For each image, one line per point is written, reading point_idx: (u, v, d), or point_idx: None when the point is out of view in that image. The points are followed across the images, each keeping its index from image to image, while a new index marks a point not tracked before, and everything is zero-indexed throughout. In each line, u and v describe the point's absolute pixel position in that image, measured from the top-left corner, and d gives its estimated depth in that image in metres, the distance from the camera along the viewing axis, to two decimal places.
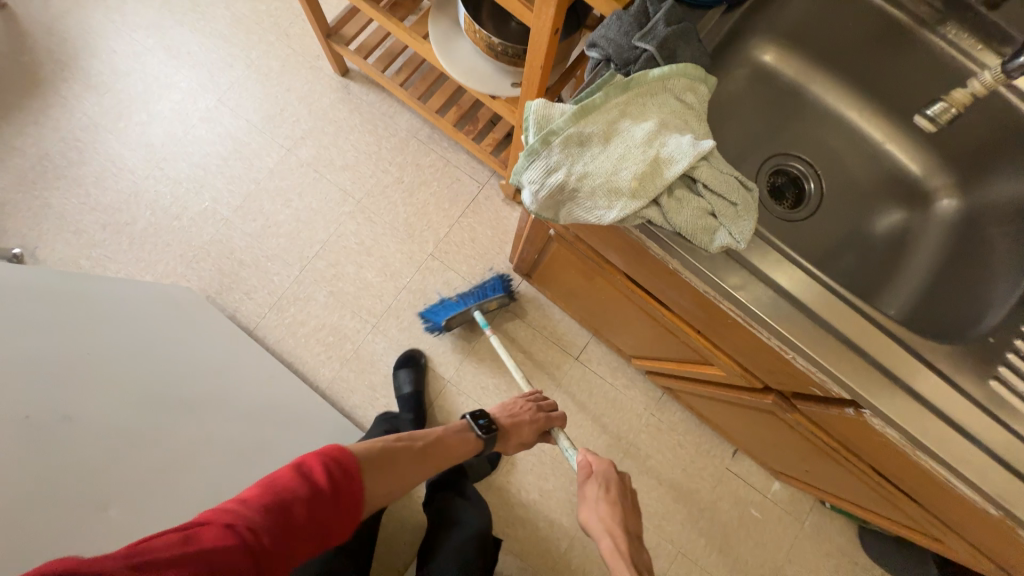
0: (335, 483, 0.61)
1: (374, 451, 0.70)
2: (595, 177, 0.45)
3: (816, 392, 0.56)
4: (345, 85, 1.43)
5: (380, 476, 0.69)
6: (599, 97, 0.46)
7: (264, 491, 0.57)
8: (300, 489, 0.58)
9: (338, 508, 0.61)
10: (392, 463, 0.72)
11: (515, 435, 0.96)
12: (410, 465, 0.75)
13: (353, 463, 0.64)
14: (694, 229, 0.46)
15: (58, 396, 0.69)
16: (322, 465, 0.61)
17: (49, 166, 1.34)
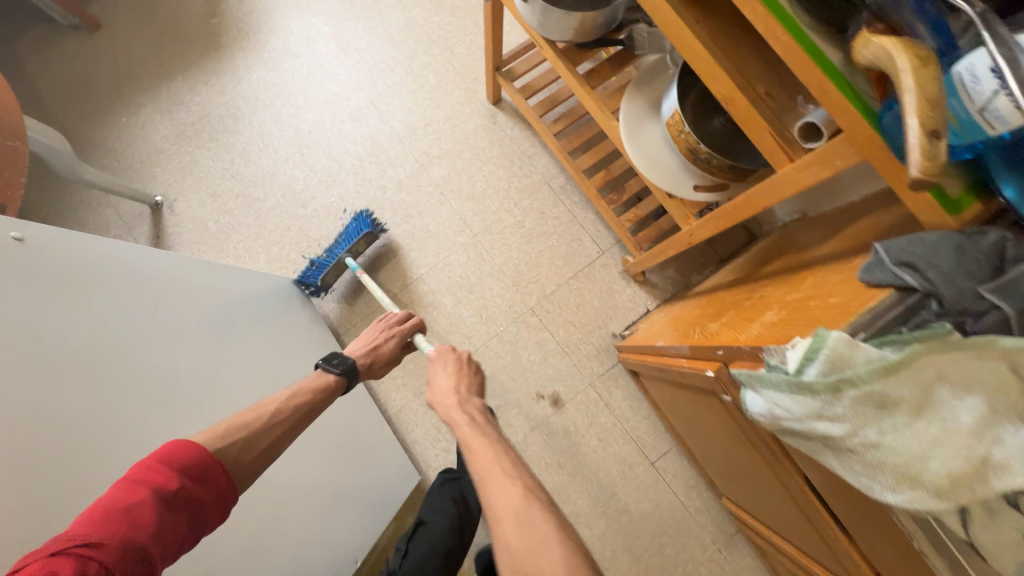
0: (185, 484, 0.57)
1: (218, 433, 0.64)
2: (890, 454, 0.36)
3: None
4: (493, 114, 1.39)
5: (236, 452, 0.64)
6: (919, 351, 0.36)
7: (90, 513, 0.51)
8: (143, 500, 0.53)
9: (201, 496, 0.58)
10: (255, 438, 0.67)
11: (377, 358, 0.94)
12: (268, 432, 0.68)
13: (202, 453, 0.60)
14: (1002, 554, 0.35)
15: (184, 431, 0.68)
16: (163, 470, 0.56)
17: (206, 126, 1.40)
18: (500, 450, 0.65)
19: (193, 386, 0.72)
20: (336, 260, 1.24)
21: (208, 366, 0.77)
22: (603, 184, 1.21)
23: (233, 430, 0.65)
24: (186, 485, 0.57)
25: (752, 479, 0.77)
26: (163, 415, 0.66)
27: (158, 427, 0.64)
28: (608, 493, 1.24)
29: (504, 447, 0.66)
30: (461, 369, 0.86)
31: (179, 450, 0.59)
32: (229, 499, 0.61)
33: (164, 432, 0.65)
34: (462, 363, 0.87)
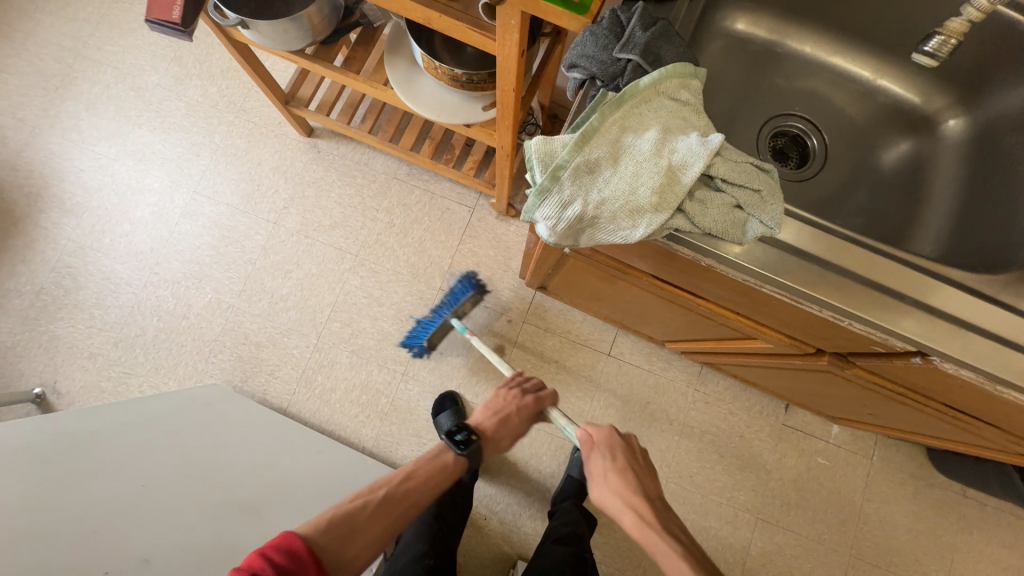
0: None
1: (324, 534, 0.64)
2: (613, 202, 0.44)
3: (877, 349, 0.54)
4: (313, 145, 1.42)
5: (333, 549, 0.64)
6: (596, 120, 0.45)
7: None
8: None
9: None
10: (354, 521, 0.67)
11: (504, 431, 0.89)
12: (373, 524, 0.68)
13: (297, 548, 0.59)
14: (724, 227, 0.45)
15: (117, 545, 0.67)
16: (263, 559, 0.56)
17: (48, 299, 1.33)
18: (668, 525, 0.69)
19: (118, 507, 0.71)
20: (439, 323, 1.30)
21: (135, 482, 0.76)
22: (433, 151, 1.28)
23: (332, 515, 0.67)
24: None
25: (650, 306, 0.86)
26: (95, 543, 0.66)
27: (101, 549, 0.65)
28: (588, 400, 1.33)
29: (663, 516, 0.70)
30: (618, 466, 0.77)
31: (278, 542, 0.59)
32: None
33: (97, 553, 0.65)
34: (632, 451, 0.80)
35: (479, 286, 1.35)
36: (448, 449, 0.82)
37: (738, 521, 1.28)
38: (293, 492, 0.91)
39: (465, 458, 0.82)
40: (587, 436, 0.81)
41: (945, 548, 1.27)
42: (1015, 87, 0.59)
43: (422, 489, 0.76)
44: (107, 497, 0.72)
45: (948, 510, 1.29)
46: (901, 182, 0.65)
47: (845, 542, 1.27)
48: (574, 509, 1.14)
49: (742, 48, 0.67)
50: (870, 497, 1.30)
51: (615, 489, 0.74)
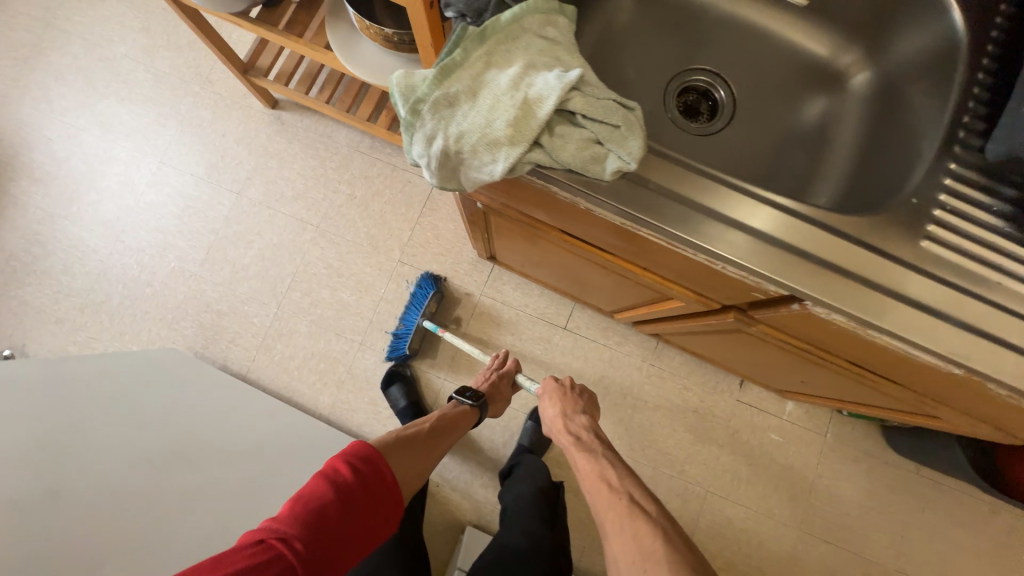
0: (361, 477, 0.68)
1: (392, 453, 0.75)
2: (471, 135, 0.45)
3: (759, 297, 0.55)
4: (277, 117, 1.43)
5: (399, 467, 0.75)
6: (458, 55, 0.45)
7: (293, 504, 0.62)
8: (331, 493, 0.64)
9: (370, 498, 0.67)
10: (409, 446, 0.79)
11: (495, 393, 1.03)
12: (424, 447, 0.81)
13: (372, 454, 0.71)
14: (583, 161, 0.45)
15: (33, 479, 0.70)
16: (346, 465, 0.68)
17: (17, 264, 1.37)
18: (607, 466, 0.72)
19: (43, 444, 0.75)
20: (415, 327, 1.30)
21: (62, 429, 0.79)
22: (391, 123, 1.29)
23: (392, 441, 0.77)
24: (356, 485, 0.66)
25: (578, 270, 0.87)
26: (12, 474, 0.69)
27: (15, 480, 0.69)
28: (543, 373, 1.34)
29: (606, 457, 0.73)
30: (570, 401, 0.86)
31: (357, 454, 0.70)
32: (393, 510, 0.70)
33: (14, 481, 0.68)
34: (571, 390, 0.90)
35: (441, 281, 1.34)
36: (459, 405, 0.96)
37: (688, 494, 1.29)
38: (227, 451, 0.94)
39: (477, 411, 0.97)
40: (547, 383, 0.91)
41: (895, 525, 1.27)
42: (916, 32, 0.58)
43: (447, 431, 0.88)
44: (40, 434, 0.76)
45: (901, 487, 1.29)
46: (808, 137, 0.64)
47: (795, 517, 1.28)
48: (537, 471, 1.13)
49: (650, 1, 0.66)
50: (822, 474, 1.30)
51: (556, 417, 0.84)
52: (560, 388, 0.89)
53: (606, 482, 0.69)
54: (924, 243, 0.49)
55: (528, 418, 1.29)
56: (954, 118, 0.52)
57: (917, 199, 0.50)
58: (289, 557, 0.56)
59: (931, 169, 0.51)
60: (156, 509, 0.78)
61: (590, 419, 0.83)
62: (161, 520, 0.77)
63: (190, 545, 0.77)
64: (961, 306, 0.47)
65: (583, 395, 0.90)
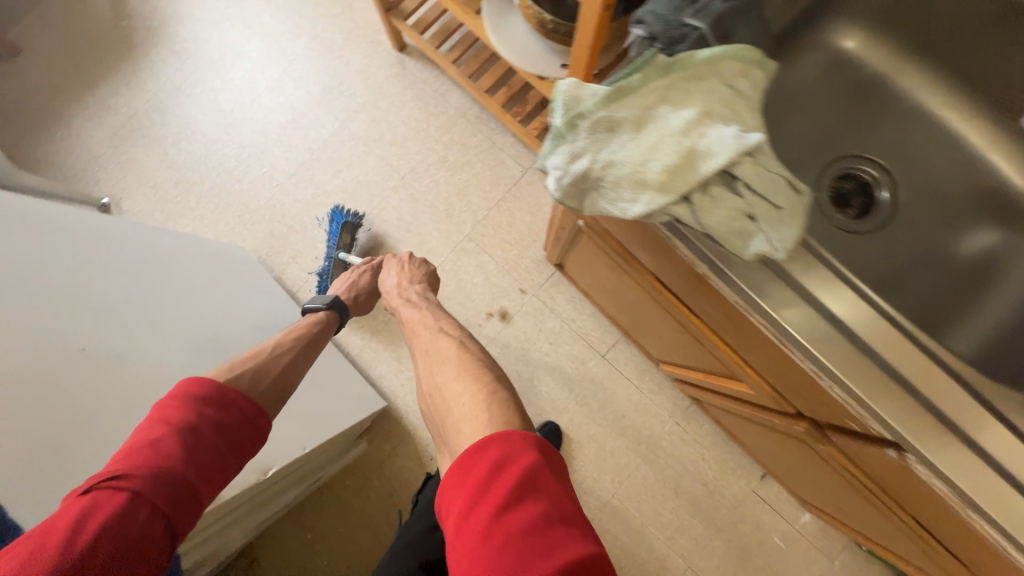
0: (206, 413, 0.62)
1: (243, 376, 0.70)
2: (621, 167, 0.42)
3: (853, 427, 0.50)
4: (401, 61, 1.45)
5: (252, 389, 0.70)
6: (636, 80, 0.42)
7: (126, 453, 0.55)
8: (171, 435, 0.57)
9: (227, 432, 0.63)
10: (263, 370, 0.74)
11: (359, 292, 1.04)
12: (279, 362, 0.77)
13: (219, 390, 0.65)
14: (727, 232, 0.42)
15: (107, 335, 0.69)
16: (183, 404, 0.61)
17: (136, 125, 1.47)
18: (433, 321, 0.78)
19: (122, 304, 0.75)
20: (334, 261, 1.31)
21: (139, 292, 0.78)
22: (506, 101, 1.27)
23: (239, 365, 0.72)
24: (206, 419, 0.61)
25: (650, 315, 0.83)
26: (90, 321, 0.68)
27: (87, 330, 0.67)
28: (566, 391, 1.31)
29: (431, 312, 0.82)
30: (409, 276, 0.95)
31: (188, 390, 0.63)
32: (256, 430, 0.67)
33: (85, 330, 0.67)
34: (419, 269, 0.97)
35: (353, 215, 1.35)
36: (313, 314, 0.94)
37: (668, 562, 1.24)
38: None
39: (336, 313, 0.96)
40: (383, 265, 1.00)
41: None
42: None
43: (308, 344, 0.85)
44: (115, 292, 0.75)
45: None
46: (963, 271, 0.58)
47: None
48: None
49: (840, 70, 0.60)
50: None
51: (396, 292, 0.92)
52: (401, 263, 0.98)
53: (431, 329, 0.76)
54: None
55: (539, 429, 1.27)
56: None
57: None
58: (134, 501, 0.52)
59: None
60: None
61: (422, 287, 0.92)
62: None
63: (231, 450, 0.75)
64: None
65: (421, 268, 0.98)
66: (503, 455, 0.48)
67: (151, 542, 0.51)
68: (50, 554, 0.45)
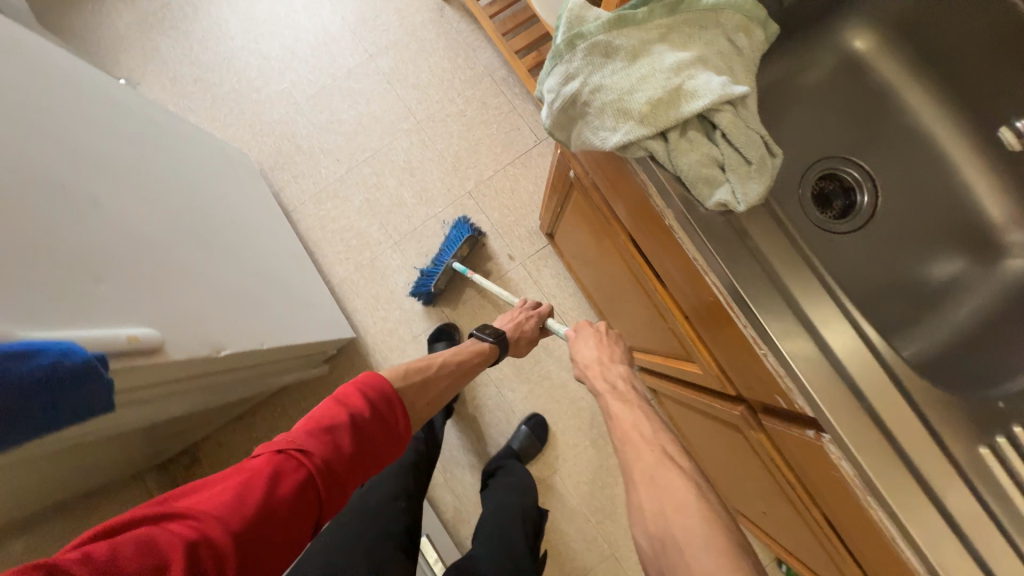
0: (375, 411, 0.63)
1: (408, 389, 0.74)
2: (609, 93, 0.43)
3: (779, 403, 0.51)
4: (441, 8, 1.45)
5: (411, 403, 0.74)
6: (642, 12, 0.43)
7: (308, 423, 0.58)
8: (343, 419, 0.59)
9: (384, 435, 0.63)
10: (423, 386, 0.76)
11: (520, 336, 0.99)
12: (437, 383, 0.79)
13: (389, 392, 0.66)
14: (695, 176, 0.42)
15: (90, 182, 0.67)
16: (362, 395, 0.63)
17: (167, 15, 1.47)
18: (642, 417, 0.64)
19: (110, 160, 0.73)
20: (444, 266, 1.27)
21: (123, 156, 0.77)
22: (534, 66, 1.27)
23: (410, 373, 0.76)
24: (371, 417, 0.62)
25: (623, 289, 0.84)
26: (76, 165, 0.66)
27: (69, 169, 0.65)
28: (531, 363, 1.33)
29: (646, 409, 0.66)
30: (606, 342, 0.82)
31: (365, 387, 0.64)
32: (401, 442, 0.66)
33: (66, 169, 0.64)
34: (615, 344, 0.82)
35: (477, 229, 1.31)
36: (478, 342, 0.94)
37: (593, 546, 1.23)
38: (242, 258, 0.94)
39: (498, 348, 0.94)
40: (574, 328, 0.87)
41: None
42: None
43: (457, 377, 0.84)
44: (103, 146, 0.73)
45: None
46: (922, 289, 0.58)
47: None
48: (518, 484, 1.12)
49: (848, 70, 0.61)
50: None
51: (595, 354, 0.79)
52: (596, 331, 0.84)
53: (637, 431, 0.62)
54: (978, 447, 0.44)
55: (526, 422, 1.28)
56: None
57: (1003, 404, 0.47)
58: (305, 482, 0.53)
59: None
60: (161, 267, 0.72)
61: (629, 370, 0.76)
62: (162, 279, 0.70)
63: (186, 329, 0.70)
64: (983, 531, 0.41)
65: (620, 342, 0.84)
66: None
67: (306, 528, 0.52)
68: (249, 504, 0.48)
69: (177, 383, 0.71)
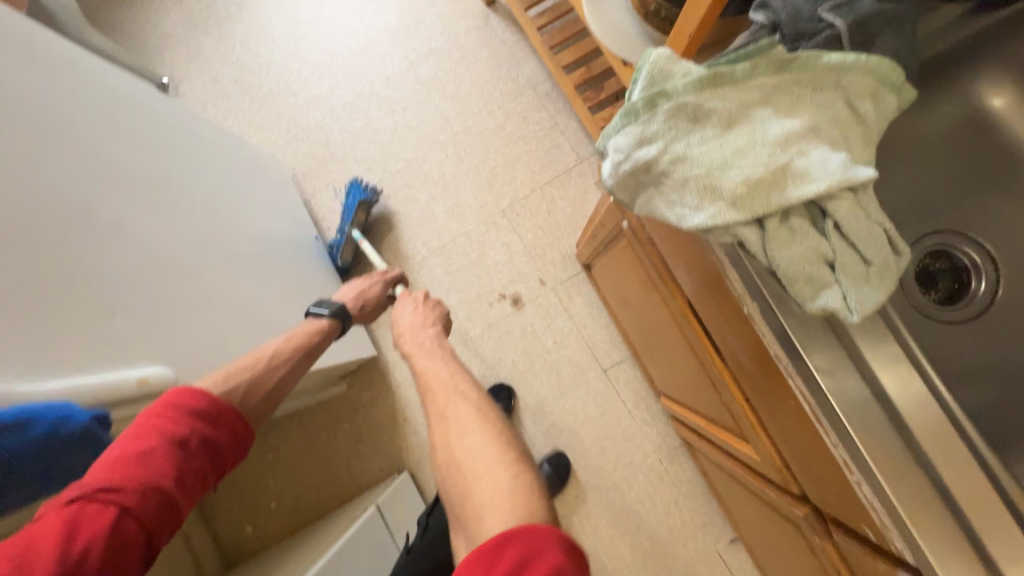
0: (200, 424, 0.54)
1: (236, 391, 0.60)
2: (693, 165, 0.36)
3: (866, 533, 0.43)
4: (485, 16, 1.38)
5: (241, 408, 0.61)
6: (742, 69, 0.35)
7: (107, 461, 0.48)
8: (161, 446, 0.50)
9: (221, 443, 0.56)
10: (257, 385, 0.63)
11: (367, 304, 0.86)
12: (269, 380, 0.64)
13: (214, 401, 0.56)
14: (795, 274, 0.35)
15: (117, 205, 0.64)
16: (176, 413, 0.53)
17: (212, 14, 1.46)
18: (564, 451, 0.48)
19: (140, 179, 0.70)
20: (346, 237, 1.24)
21: (154, 173, 0.74)
22: (581, 83, 1.19)
23: (233, 375, 0.61)
24: (201, 428, 0.54)
25: (669, 344, 0.76)
26: (104, 186, 0.63)
27: (95, 191, 0.62)
28: (556, 394, 1.26)
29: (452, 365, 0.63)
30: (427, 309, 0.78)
31: (184, 400, 0.54)
32: (246, 442, 0.59)
33: (92, 193, 0.61)
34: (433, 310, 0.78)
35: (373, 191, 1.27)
36: (315, 319, 0.77)
37: None
38: (268, 278, 0.91)
39: (339, 324, 0.78)
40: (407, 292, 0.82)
41: None
42: None
43: (300, 362, 0.70)
44: (134, 163, 0.70)
45: None
46: None
47: None
48: None
49: (977, 128, 0.51)
50: None
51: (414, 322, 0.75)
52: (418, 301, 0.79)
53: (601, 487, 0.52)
54: None
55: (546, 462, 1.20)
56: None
57: None
58: (120, 519, 0.46)
59: None
60: (183, 296, 0.68)
61: (438, 332, 0.73)
62: (182, 308, 0.67)
63: (198, 364, 0.67)
64: None
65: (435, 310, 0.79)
66: (526, 552, 0.38)
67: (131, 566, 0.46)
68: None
69: None
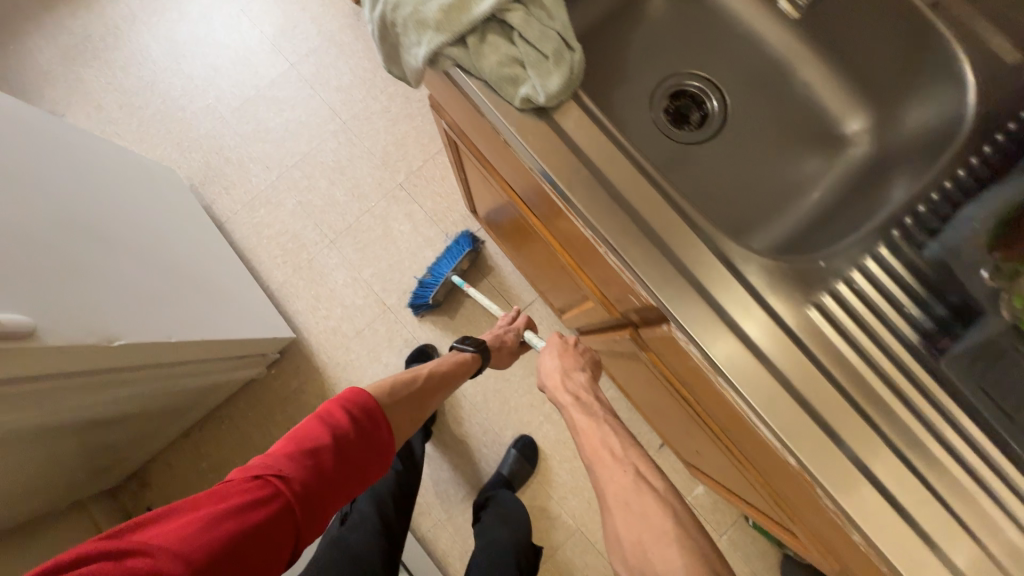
0: (357, 423, 0.66)
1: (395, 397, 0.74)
2: (407, 9, 0.45)
3: (636, 303, 0.51)
4: (356, 12, 1.48)
5: (397, 417, 0.73)
6: None
7: (289, 443, 0.60)
8: (326, 438, 0.62)
9: (366, 445, 0.66)
10: (411, 395, 0.77)
11: (503, 346, 0.99)
12: (421, 397, 0.79)
13: (373, 407, 0.69)
14: (497, 76, 0.44)
15: None
16: (343, 411, 0.66)
17: (88, 47, 1.49)
18: (610, 433, 0.63)
19: None
20: (443, 278, 1.28)
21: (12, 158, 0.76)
22: None
23: (396, 387, 0.76)
24: (352, 429, 0.65)
25: (527, 243, 0.84)
26: None
27: None
28: None
29: (610, 425, 0.65)
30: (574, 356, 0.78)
31: (351, 399, 0.68)
32: (387, 454, 0.69)
33: None
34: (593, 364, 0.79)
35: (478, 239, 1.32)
36: (460, 353, 0.93)
37: (559, 522, 1.23)
38: (156, 259, 0.94)
39: (479, 358, 0.93)
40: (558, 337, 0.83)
41: None
42: (922, 104, 0.55)
43: (445, 385, 0.85)
44: None
45: None
46: (777, 185, 0.60)
47: None
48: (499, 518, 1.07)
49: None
50: None
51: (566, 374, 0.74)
52: (563, 343, 0.81)
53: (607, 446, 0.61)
54: (803, 306, 0.47)
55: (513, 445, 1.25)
56: (906, 206, 0.52)
57: (824, 263, 0.50)
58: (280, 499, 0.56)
59: (855, 243, 0.51)
60: (48, 261, 0.70)
61: (590, 379, 0.74)
62: (49, 271, 0.69)
63: (75, 320, 0.69)
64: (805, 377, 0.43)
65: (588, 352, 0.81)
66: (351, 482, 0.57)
67: (282, 546, 0.54)
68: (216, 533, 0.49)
69: (74, 378, 0.71)
